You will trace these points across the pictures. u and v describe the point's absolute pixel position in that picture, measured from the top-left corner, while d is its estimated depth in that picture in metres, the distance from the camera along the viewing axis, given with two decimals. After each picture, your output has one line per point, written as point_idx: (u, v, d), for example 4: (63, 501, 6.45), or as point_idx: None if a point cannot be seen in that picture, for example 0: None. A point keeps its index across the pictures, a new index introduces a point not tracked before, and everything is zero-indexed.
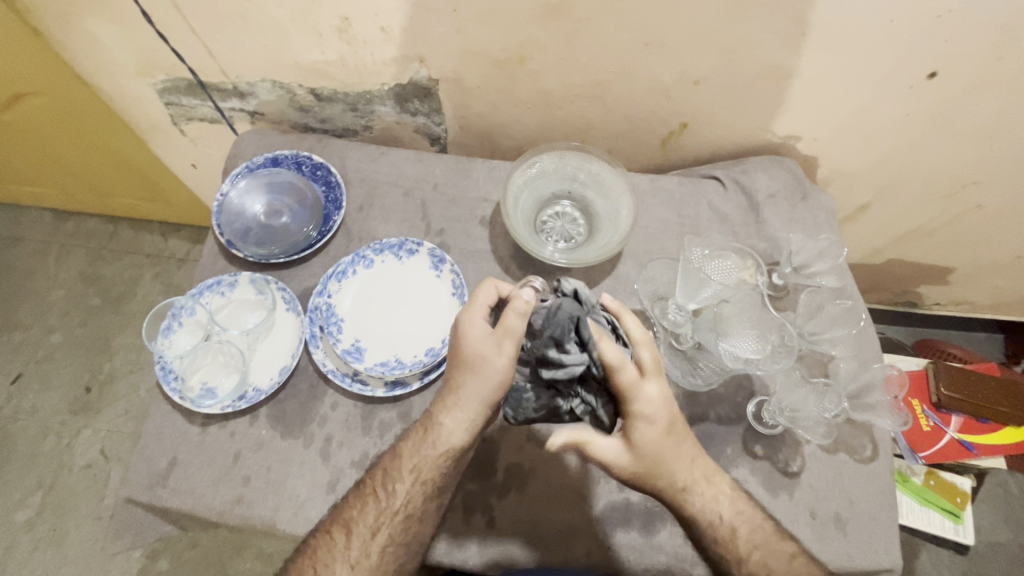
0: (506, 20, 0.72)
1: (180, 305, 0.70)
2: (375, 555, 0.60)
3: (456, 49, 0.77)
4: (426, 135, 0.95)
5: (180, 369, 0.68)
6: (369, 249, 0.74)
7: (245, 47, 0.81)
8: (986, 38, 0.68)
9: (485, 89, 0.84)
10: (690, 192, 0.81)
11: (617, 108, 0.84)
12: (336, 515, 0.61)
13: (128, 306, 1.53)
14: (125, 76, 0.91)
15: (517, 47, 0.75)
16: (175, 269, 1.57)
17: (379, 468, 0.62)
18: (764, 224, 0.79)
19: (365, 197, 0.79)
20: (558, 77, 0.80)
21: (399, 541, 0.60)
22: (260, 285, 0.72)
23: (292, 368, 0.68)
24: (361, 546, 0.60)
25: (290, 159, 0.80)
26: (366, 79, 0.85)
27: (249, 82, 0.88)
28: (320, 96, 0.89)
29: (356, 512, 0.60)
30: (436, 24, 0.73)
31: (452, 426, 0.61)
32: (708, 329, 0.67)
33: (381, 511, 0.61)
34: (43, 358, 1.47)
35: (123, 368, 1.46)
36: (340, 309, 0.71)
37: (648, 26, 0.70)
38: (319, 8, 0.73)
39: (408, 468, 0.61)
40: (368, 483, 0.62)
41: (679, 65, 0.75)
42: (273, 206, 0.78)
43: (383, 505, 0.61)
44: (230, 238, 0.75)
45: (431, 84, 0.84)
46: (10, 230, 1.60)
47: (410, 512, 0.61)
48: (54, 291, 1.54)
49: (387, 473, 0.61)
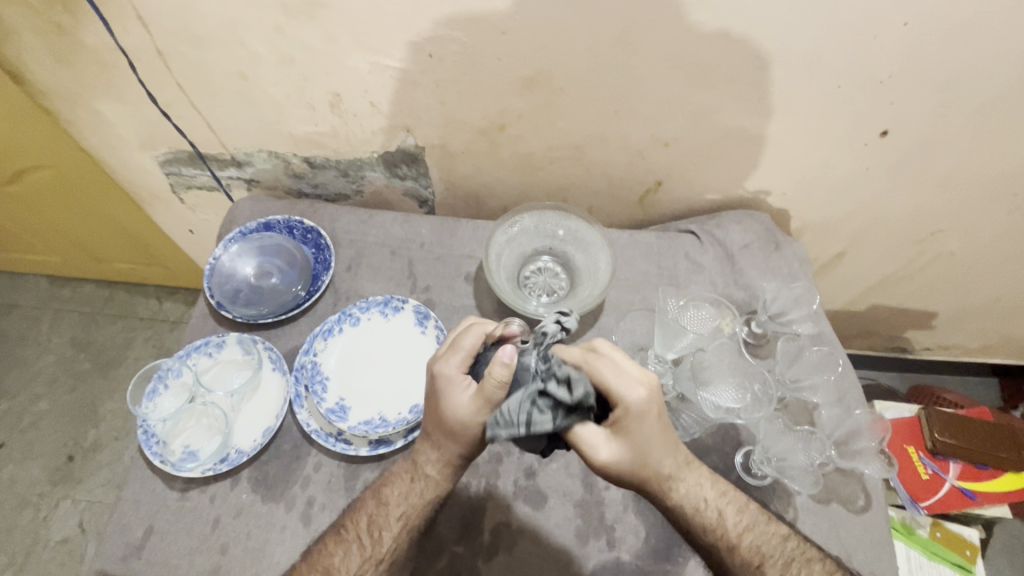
0: (486, 93, 0.78)
1: (167, 367, 0.71)
2: None
3: (441, 119, 0.83)
4: (415, 198, 1.00)
5: (162, 433, 0.67)
6: (356, 307, 0.75)
7: (243, 121, 0.87)
8: (927, 100, 0.74)
9: (469, 154, 0.89)
10: (668, 246, 0.84)
11: (594, 169, 0.89)
12: (314, 564, 0.58)
13: (117, 371, 1.52)
14: (129, 150, 0.96)
15: (497, 116, 0.81)
16: (168, 332, 1.58)
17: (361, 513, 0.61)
18: (740, 274, 0.82)
19: (354, 257, 0.82)
20: (537, 142, 0.85)
21: None
22: (247, 345, 0.73)
23: (276, 429, 0.67)
24: None
25: (281, 223, 0.83)
26: (357, 148, 0.90)
27: (246, 153, 0.93)
28: (314, 165, 0.94)
29: (337, 559, 0.58)
30: (421, 97, 0.79)
31: (441, 476, 0.60)
32: (687, 379, 0.66)
33: (365, 559, 0.58)
34: (27, 426, 1.45)
35: (109, 435, 1.43)
36: (326, 367, 0.72)
37: (616, 95, 0.76)
38: (313, 85, 0.79)
39: (396, 513, 0.60)
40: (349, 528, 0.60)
41: (648, 128, 0.81)
42: (263, 268, 0.80)
43: (367, 552, 0.59)
44: (220, 300, 0.77)
45: (418, 151, 0.89)
46: (5, 298, 1.62)
47: (392, 560, 0.60)
48: (44, 357, 1.54)
49: (373, 520, 0.60)
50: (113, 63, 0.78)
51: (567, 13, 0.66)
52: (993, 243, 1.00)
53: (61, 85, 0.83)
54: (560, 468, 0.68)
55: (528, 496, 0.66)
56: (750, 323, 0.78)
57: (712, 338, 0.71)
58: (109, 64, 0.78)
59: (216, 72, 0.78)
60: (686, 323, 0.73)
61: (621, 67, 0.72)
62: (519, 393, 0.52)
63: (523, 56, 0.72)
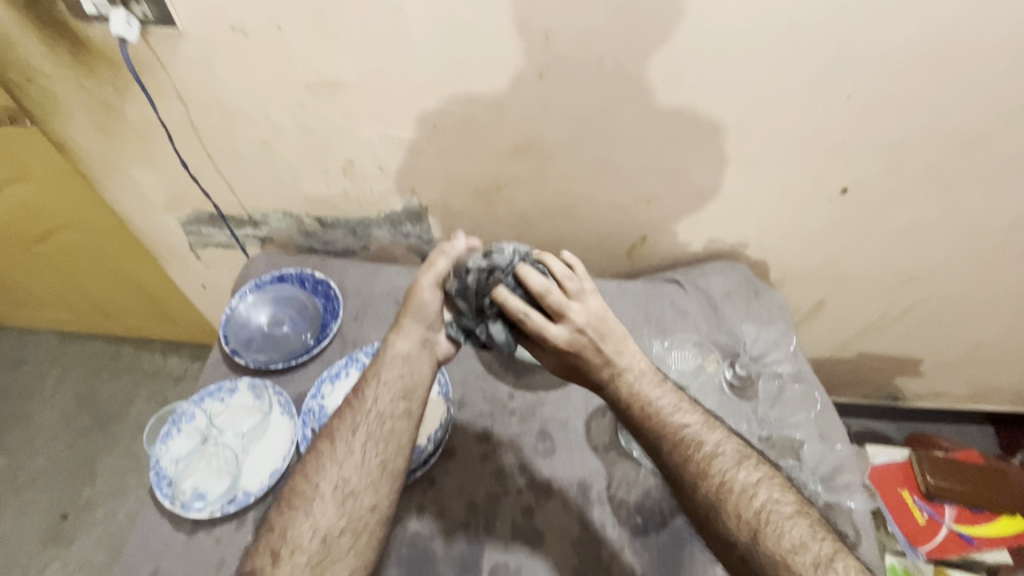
0: (484, 158, 0.86)
1: (182, 411, 0.75)
2: (357, 452, 0.63)
3: (443, 181, 0.91)
4: (418, 253, 1.07)
5: (173, 474, 0.70)
6: (361, 352, 0.80)
7: (263, 185, 0.95)
8: (877, 161, 0.82)
9: (468, 213, 0.97)
10: (654, 294, 0.90)
11: (583, 224, 0.97)
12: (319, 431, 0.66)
13: (118, 427, 1.53)
14: (155, 211, 1.04)
15: (494, 178, 0.90)
16: (171, 387, 1.60)
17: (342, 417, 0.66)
18: (724, 319, 0.87)
19: (361, 307, 0.87)
20: (530, 201, 0.93)
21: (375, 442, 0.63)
22: (258, 389, 0.77)
23: (282, 471, 0.70)
24: (344, 447, 0.63)
25: (294, 276, 0.90)
26: (366, 207, 0.98)
27: (263, 213, 1.02)
28: (325, 223, 1.02)
29: (336, 422, 0.65)
30: (426, 162, 0.88)
31: (407, 362, 0.67)
32: None
33: (357, 415, 0.65)
34: (23, 484, 1.44)
35: (104, 493, 1.42)
36: (332, 410, 0.75)
37: (601, 159, 0.85)
38: (329, 153, 0.88)
39: (371, 401, 0.65)
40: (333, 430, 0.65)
41: (630, 188, 0.89)
42: (276, 316, 0.86)
43: (358, 411, 0.65)
44: (235, 347, 0.82)
45: (422, 210, 0.97)
46: (14, 355, 1.66)
47: (384, 416, 0.64)
48: (47, 413, 1.55)
49: (360, 385, 0.67)
50: (151, 135, 0.87)
51: (553, 91, 0.76)
52: (963, 291, 1.05)
53: (101, 154, 0.92)
54: (557, 507, 0.70)
55: (525, 535, 0.68)
56: (734, 365, 0.81)
57: (696, 376, 0.79)
58: (148, 135, 0.88)
59: (242, 142, 0.87)
60: (671, 362, 0.81)
61: (603, 135, 0.81)
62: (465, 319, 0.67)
63: (517, 127, 0.81)
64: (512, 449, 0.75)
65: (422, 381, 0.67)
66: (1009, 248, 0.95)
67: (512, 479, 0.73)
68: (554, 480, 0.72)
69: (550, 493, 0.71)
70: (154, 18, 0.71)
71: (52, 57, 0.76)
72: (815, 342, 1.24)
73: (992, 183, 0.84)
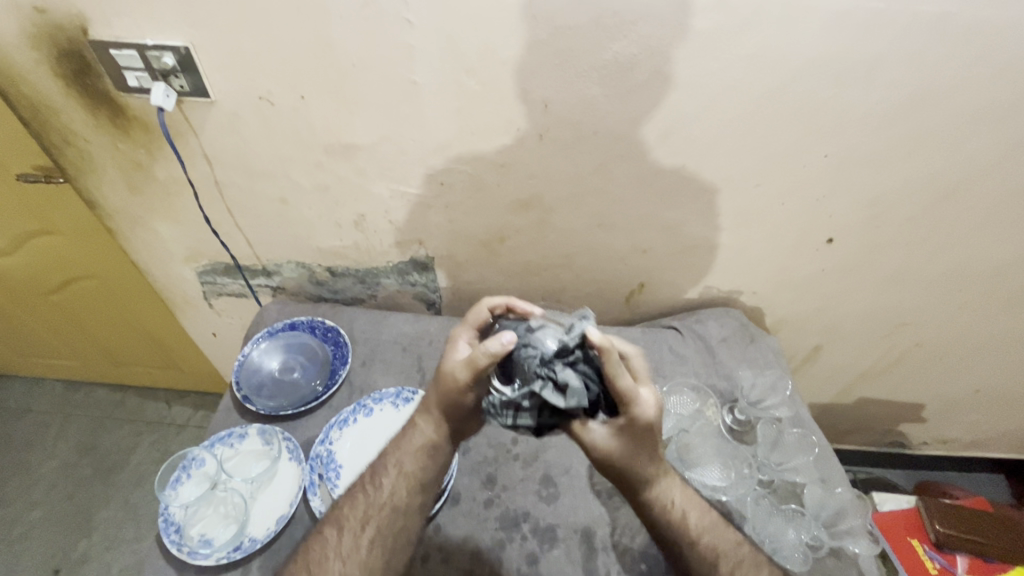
0: (489, 212, 0.92)
1: (193, 456, 0.76)
2: (364, 548, 0.63)
3: (449, 233, 0.96)
4: (423, 301, 1.11)
5: (180, 521, 0.71)
6: (369, 398, 0.82)
7: (279, 237, 1.00)
8: (859, 214, 0.88)
9: (473, 262, 1.01)
10: (652, 338, 0.93)
11: (583, 273, 1.01)
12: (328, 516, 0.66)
13: (118, 477, 1.52)
14: (174, 262, 1.09)
15: (498, 230, 0.95)
16: (173, 436, 1.60)
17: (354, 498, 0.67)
18: (721, 364, 0.89)
19: (368, 353, 0.90)
20: (532, 251, 0.98)
21: (387, 534, 0.64)
22: (267, 435, 0.78)
23: (289, 517, 0.71)
24: (352, 540, 0.63)
25: (305, 323, 0.93)
26: (375, 258, 1.03)
27: (277, 263, 1.06)
28: (336, 273, 1.07)
29: (346, 509, 0.66)
30: (433, 216, 0.94)
31: (425, 446, 0.66)
32: (677, 460, 0.77)
33: (370, 504, 0.65)
34: (18, 537, 1.42)
35: (100, 546, 1.40)
36: (340, 456, 0.77)
37: (598, 212, 0.90)
38: (343, 208, 0.94)
39: (386, 486, 0.66)
40: (343, 510, 0.66)
41: (627, 239, 0.94)
42: (287, 363, 0.89)
43: (371, 499, 0.66)
44: (246, 392, 0.84)
45: (429, 260, 1.02)
46: (20, 403, 1.67)
47: (397, 504, 0.65)
48: (47, 463, 1.55)
49: (375, 471, 0.67)
50: (178, 192, 0.93)
51: (553, 152, 0.82)
52: (955, 337, 1.08)
53: (128, 209, 0.97)
54: (562, 554, 0.70)
55: None
56: (733, 411, 0.84)
57: (694, 420, 0.80)
58: (174, 193, 0.94)
59: (262, 199, 0.93)
60: (670, 406, 0.82)
61: (600, 190, 0.87)
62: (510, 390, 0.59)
63: (519, 184, 0.87)
64: (516, 496, 0.76)
65: (438, 461, 0.67)
66: (993, 295, 0.99)
67: (517, 525, 0.73)
68: (558, 527, 0.73)
69: (554, 540, 0.72)
70: (190, 89, 0.78)
71: (94, 123, 0.83)
72: (814, 387, 1.25)
73: (969, 233, 0.89)
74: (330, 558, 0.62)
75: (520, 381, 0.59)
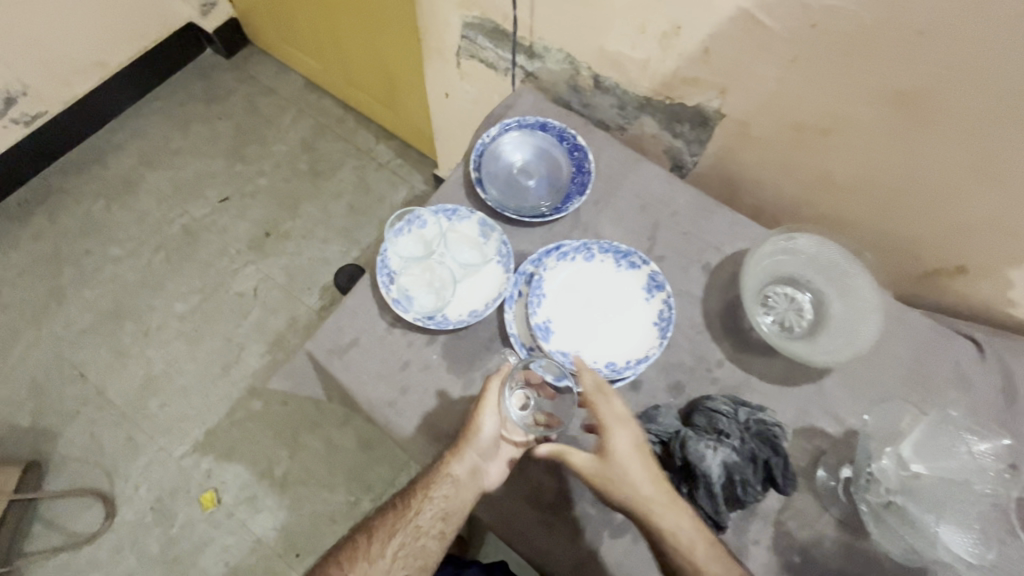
0: (841, 90, 0.68)
1: (416, 215, 0.74)
2: (391, 558, 0.65)
3: (766, 94, 0.74)
4: (672, 158, 0.95)
5: (393, 269, 0.72)
6: (597, 244, 0.72)
7: (566, 15, 0.84)
8: None
9: (765, 142, 0.81)
10: (940, 342, 0.73)
11: (895, 216, 0.78)
12: (362, 522, 0.68)
13: (324, 183, 1.71)
14: (447, 2, 0.99)
15: (831, 118, 0.72)
16: (373, 169, 1.73)
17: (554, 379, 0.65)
18: (1013, 416, 0.70)
19: (606, 193, 0.80)
20: (852, 162, 0.75)
21: (411, 550, 0.65)
22: (486, 230, 0.75)
23: (481, 316, 0.70)
24: (381, 547, 0.65)
25: (555, 130, 0.81)
26: (655, 88, 0.85)
27: (545, 47, 0.93)
28: (600, 85, 0.92)
29: (376, 520, 0.67)
30: (762, 63, 0.70)
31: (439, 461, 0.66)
32: (925, 499, 0.59)
33: (398, 521, 0.66)
34: (248, 193, 1.69)
35: (299, 231, 1.64)
36: (547, 285, 0.71)
37: (993, 155, 0.64)
38: (660, 9, 0.73)
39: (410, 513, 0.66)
40: (373, 518, 0.68)
41: (998, 205, 0.68)
42: (526, 166, 0.81)
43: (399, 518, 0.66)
44: (481, 176, 0.78)
45: (715, 117, 0.83)
46: (269, 80, 1.85)
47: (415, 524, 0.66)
48: (278, 144, 1.76)
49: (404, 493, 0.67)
50: None
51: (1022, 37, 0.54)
52: None
53: None
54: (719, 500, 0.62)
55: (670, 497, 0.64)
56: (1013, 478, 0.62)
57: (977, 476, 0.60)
58: None
59: None
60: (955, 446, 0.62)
61: None
62: (740, 435, 0.61)
63: (917, 67, 0.61)
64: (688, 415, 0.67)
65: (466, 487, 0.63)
66: None
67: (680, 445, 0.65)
68: None
69: None
70: None
71: None
72: None
73: None
74: (362, 563, 0.65)
75: (725, 435, 0.61)
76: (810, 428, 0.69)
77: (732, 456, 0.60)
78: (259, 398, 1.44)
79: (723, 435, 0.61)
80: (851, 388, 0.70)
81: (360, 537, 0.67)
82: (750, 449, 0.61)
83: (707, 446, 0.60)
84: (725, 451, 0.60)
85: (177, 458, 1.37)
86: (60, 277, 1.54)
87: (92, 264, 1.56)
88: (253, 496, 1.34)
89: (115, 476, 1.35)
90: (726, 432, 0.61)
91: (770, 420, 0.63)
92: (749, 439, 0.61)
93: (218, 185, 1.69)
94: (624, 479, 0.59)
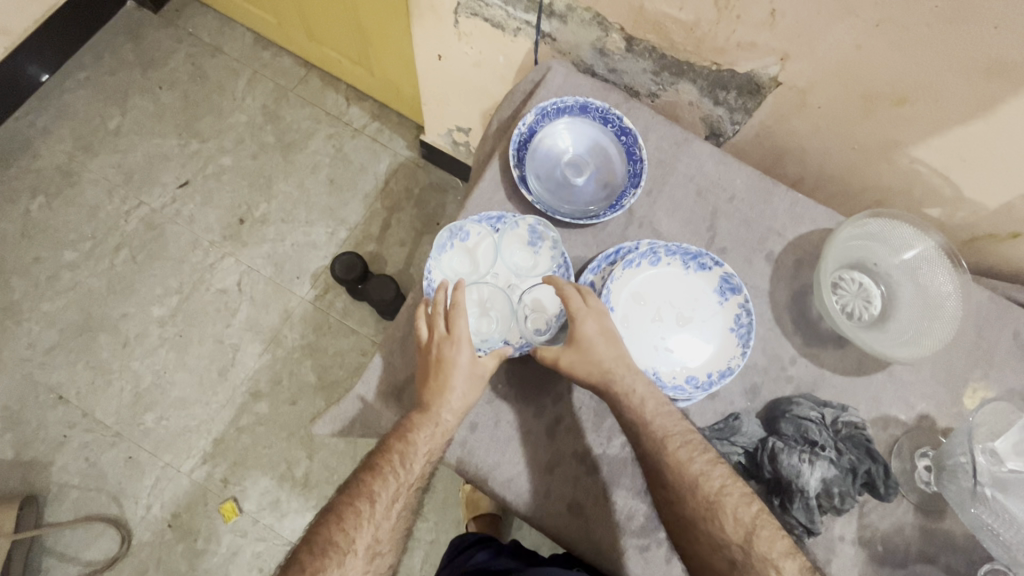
0: (928, 59, 0.62)
1: (461, 226, 0.67)
2: (393, 519, 0.59)
3: (836, 63, 0.67)
4: (710, 127, 0.86)
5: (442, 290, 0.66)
6: (663, 246, 0.67)
7: None
8: None
9: (825, 112, 0.74)
10: (1001, 314, 0.72)
11: (962, 191, 0.74)
12: (355, 490, 0.58)
13: (296, 157, 1.53)
14: None
15: (909, 87, 0.66)
16: (348, 137, 1.56)
17: (639, 402, 0.60)
18: None
19: (658, 181, 0.73)
20: (923, 133, 0.70)
21: (412, 507, 0.61)
22: (539, 237, 0.68)
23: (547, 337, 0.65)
24: (383, 513, 0.58)
25: (599, 112, 0.73)
26: (700, 52, 0.76)
27: (568, 5, 0.80)
28: (632, 47, 0.81)
29: (375, 485, 0.59)
30: (840, 30, 0.64)
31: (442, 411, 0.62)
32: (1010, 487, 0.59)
33: (401, 482, 0.60)
34: (211, 175, 1.50)
35: (276, 214, 1.48)
36: (615, 297, 0.66)
37: None
38: None
39: (416, 470, 0.60)
40: (369, 482, 0.59)
41: None
42: (570, 159, 0.73)
43: (402, 478, 0.60)
44: (523, 174, 0.70)
45: (769, 85, 0.75)
46: (212, 37, 1.60)
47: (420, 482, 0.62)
48: (236, 115, 1.55)
49: (405, 453, 0.60)
50: None
51: None
52: None
53: None
54: None
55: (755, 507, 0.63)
56: None
57: None
58: None
59: None
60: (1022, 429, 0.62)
61: None
62: (832, 445, 0.61)
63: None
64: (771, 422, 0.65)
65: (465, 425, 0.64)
66: None
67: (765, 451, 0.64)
68: None
69: None
70: None
71: None
72: None
73: None
74: (366, 532, 0.57)
75: (818, 446, 0.60)
76: (883, 417, 0.68)
77: (829, 470, 0.59)
78: (264, 400, 1.36)
79: (816, 446, 0.60)
80: (920, 372, 0.69)
81: (360, 502, 0.58)
82: (842, 458, 0.60)
83: (802, 459, 0.59)
84: (822, 464, 0.59)
85: (188, 472, 1.30)
86: (11, 290, 1.37)
87: (45, 273, 1.39)
88: (276, 501, 1.29)
89: (123, 499, 1.27)
90: (820, 443, 0.60)
91: (854, 424, 0.63)
92: (839, 449, 0.61)
93: (175, 168, 1.49)
94: (613, 391, 0.60)
